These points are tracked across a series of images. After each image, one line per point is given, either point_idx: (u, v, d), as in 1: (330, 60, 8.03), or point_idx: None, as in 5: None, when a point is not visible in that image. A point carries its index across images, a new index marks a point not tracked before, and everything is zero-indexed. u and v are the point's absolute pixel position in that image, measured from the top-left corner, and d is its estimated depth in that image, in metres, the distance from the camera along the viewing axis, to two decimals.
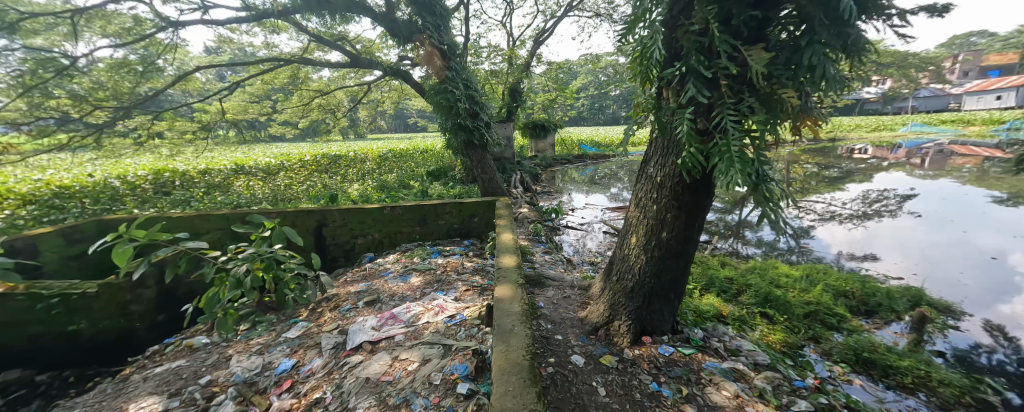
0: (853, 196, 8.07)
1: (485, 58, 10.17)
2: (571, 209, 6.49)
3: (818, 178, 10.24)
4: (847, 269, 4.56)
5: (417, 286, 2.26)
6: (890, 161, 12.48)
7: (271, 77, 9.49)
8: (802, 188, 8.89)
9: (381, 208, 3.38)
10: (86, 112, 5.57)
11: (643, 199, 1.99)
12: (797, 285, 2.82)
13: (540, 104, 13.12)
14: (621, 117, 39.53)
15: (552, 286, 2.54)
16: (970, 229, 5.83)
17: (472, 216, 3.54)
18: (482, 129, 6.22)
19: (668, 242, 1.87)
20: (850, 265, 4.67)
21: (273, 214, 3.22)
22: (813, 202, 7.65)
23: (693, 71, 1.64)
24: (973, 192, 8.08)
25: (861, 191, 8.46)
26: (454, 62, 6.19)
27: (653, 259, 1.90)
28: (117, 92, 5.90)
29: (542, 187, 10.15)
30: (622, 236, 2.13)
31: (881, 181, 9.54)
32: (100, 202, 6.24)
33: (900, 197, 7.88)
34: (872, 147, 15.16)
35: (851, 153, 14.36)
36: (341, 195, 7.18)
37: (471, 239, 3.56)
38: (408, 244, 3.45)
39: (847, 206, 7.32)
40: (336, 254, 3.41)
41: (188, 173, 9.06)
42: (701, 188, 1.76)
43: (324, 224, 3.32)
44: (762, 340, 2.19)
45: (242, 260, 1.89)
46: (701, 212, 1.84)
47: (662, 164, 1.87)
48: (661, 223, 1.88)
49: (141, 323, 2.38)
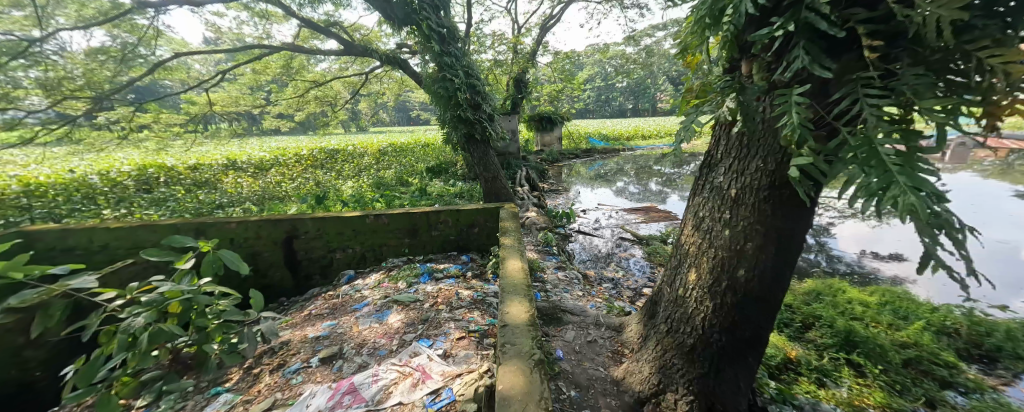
0: None
1: (488, 47, 9.53)
2: (581, 210, 5.90)
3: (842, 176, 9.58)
4: (879, 271, 3.94)
5: (394, 331, 1.71)
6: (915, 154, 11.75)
7: (263, 67, 8.92)
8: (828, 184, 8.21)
9: (362, 216, 2.83)
10: (56, 101, 5.10)
11: (705, 217, 1.43)
12: (883, 319, 2.23)
13: (546, 95, 12.44)
14: (629, 110, 38.45)
15: (572, 324, 1.97)
16: (1012, 225, 5.11)
17: (471, 226, 2.95)
18: (485, 122, 5.63)
19: (749, 284, 1.30)
20: (869, 263, 4.09)
21: (233, 225, 2.70)
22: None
23: (808, 29, 1.03)
24: (997, 185, 7.45)
25: None
26: (453, 47, 5.57)
27: (724, 308, 1.34)
28: (94, 83, 5.40)
29: (549, 184, 9.54)
30: (674, 267, 1.56)
31: None
32: (73, 202, 5.80)
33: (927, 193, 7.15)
34: None
35: None
36: (332, 194, 6.68)
37: (470, 253, 2.99)
38: (395, 259, 2.90)
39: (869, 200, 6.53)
40: (310, 270, 2.90)
41: (176, 169, 8.59)
42: (803, 209, 1.20)
43: (296, 235, 2.80)
44: (860, 406, 1.62)
45: (145, 307, 1.35)
46: (797, 242, 1.27)
47: (736, 170, 1.32)
48: (737, 257, 1.31)
49: (41, 372, 1.84)
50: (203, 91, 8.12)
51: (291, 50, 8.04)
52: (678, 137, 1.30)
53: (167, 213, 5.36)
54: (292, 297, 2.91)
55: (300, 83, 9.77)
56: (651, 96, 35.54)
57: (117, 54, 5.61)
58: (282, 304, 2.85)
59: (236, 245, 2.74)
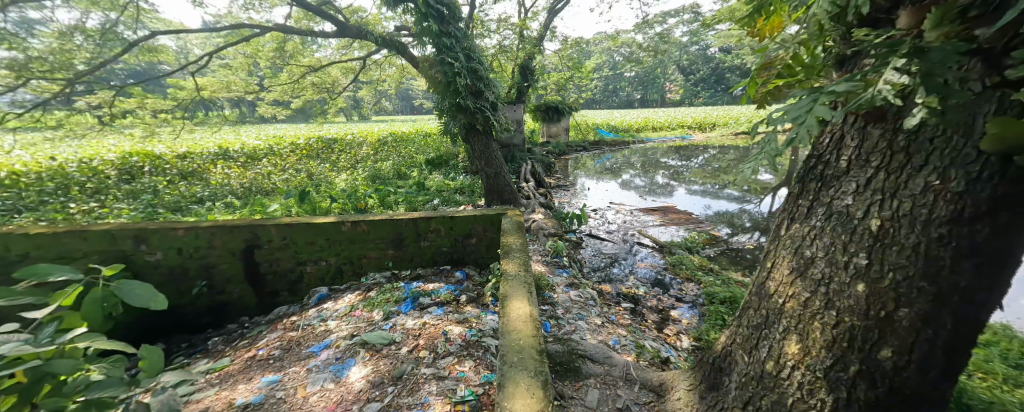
0: None
1: (493, 31, 8.93)
2: (592, 210, 5.36)
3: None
4: None
5: (350, 399, 1.25)
6: None
7: (254, 50, 8.39)
8: None
9: (335, 222, 2.35)
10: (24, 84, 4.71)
11: (815, 258, 0.93)
12: (992, 369, 1.75)
13: (553, 84, 11.84)
14: (636, 100, 37.43)
15: (596, 379, 1.48)
16: None
17: (468, 237, 2.45)
18: (487, 111, 5.08)
19: (901, 376, 0.80)
20: None
21: (180, 232, 2.25)
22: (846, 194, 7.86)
23: None
24: None
25: None
26: (454, 26, 5.00)
27: (853, 408, 0.86)
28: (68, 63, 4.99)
29: (555, 179, 9.01)
30: (758, 328, 1.07)
31: None
32: (46, 193, 5.39)
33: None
34: None
35: None
36: (323, 188, 6.24)
37: (467, 267, 2.51)
38: (377, 275, 2.45)
39: None
40: (276, 287, 2.44)
41: (164, 158, 8.16)
42: (1015, 258, 0.69)
43: (257, 245, 2.34)
44: None
45: None
46: (992, 309, 0.75)
47: (881, 188, 0.81)
48: (880, 331, 0.81)
49: None
50: (190, 75, 7.65)
51: (286, 33, 7.54)
52: (787, 134, 0.79)
53: (143, 207, 4.96)
54: (255, 317, 2.46)
55: (295, 68, 9.23)
56: (659, 86, 34.55)
57: (96, 35, 5.21)
58: (242, 326, 2.40)
59: (186, 256, 2.29)
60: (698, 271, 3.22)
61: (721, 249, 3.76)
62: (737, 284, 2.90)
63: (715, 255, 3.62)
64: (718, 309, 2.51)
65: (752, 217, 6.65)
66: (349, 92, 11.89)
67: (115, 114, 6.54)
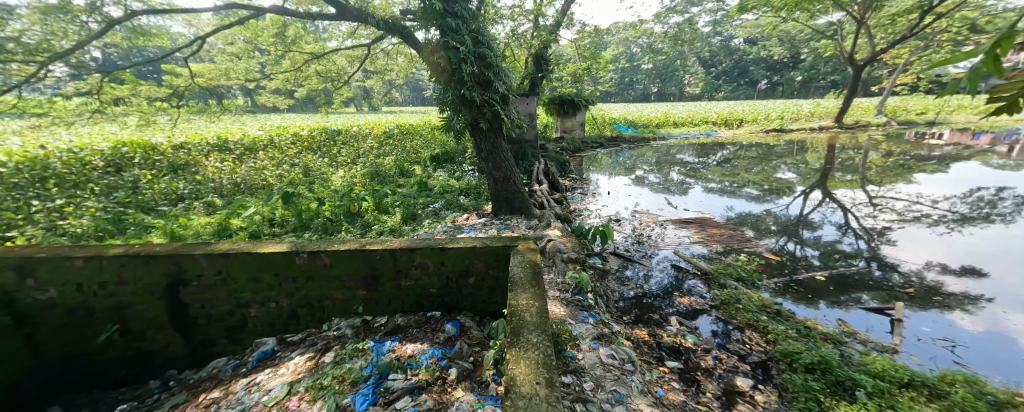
0: (950, 215, 6.10)
1: (506, 18, 8.21)
2: (612, 221, 4.66)
3: (904, 180, 8.34)
4: None
5: None
6: (998, 153, 10.16)
7: (254, 34, 7.72)
8: (900, 199, 6.91)
9: (288, 253, 1.75)
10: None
11: None
12: None
13: (569, 76, 11.06)
14: (653, 93, 35.87)
15: None
16: None
17: (464, 275, 1.83)
18: (496, 105, 4.33)
19: None
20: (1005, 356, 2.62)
21: (77, 263, 1.65)
22: (893, 199, 6.96)
23: None
24: None
25: (972, 210, 6.33)
26: (461, 5, 4.28)
27: None
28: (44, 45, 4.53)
29: (569, 178, 8.31)
30: None
31: (959, 184, 7.79)
32: (18, 187, 4.90)
33: (959, 216, 6.09)
34: (955, 132, 12.86)
35: (933, 141, 12.00)
36: (318, 187, 5.69)
37: (461, 316, 1.88)
38: (342, 323, 1.85)
39: (937, 229, 5.45)
40: (213, 335, 1.86)
41: (159, 148, 7.50)
42: None
43: (185, 281, 1.75)
44: None
45: None
46: None
47: None
48: None
49: None
50: (185, 61, 7.19)
51: (284, 15, 6.89)
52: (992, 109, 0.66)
53: (116, 207, 4.44)
54: (186, 371, 1.89)
55: (297, 55, 8.42)
56: (677, 79, 33.04)
57: (82, 13, 4.64)
58: (166, 385, 1.84)
59: (89, 295, 1.70)
60: (761, 313, 2.49)
61: (782, 279, 3.02)
62: (820, 340, 2.19)
63: (777, 289, 2.89)
64: (806, 383, 1.81)
65: (777, 219, 5.89)
66: (354, 82, 11.29)
67: (105, 102, 6.08)
